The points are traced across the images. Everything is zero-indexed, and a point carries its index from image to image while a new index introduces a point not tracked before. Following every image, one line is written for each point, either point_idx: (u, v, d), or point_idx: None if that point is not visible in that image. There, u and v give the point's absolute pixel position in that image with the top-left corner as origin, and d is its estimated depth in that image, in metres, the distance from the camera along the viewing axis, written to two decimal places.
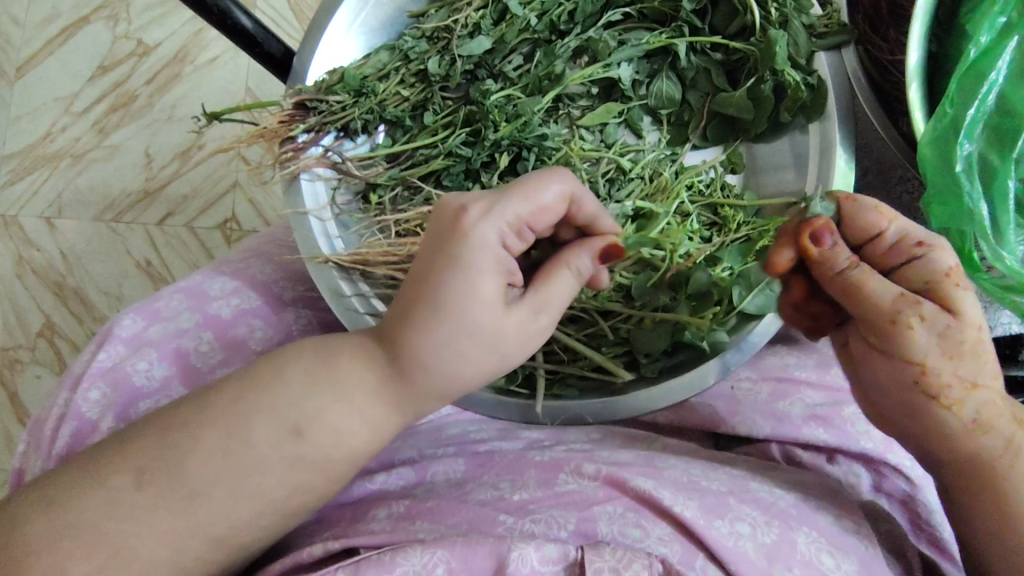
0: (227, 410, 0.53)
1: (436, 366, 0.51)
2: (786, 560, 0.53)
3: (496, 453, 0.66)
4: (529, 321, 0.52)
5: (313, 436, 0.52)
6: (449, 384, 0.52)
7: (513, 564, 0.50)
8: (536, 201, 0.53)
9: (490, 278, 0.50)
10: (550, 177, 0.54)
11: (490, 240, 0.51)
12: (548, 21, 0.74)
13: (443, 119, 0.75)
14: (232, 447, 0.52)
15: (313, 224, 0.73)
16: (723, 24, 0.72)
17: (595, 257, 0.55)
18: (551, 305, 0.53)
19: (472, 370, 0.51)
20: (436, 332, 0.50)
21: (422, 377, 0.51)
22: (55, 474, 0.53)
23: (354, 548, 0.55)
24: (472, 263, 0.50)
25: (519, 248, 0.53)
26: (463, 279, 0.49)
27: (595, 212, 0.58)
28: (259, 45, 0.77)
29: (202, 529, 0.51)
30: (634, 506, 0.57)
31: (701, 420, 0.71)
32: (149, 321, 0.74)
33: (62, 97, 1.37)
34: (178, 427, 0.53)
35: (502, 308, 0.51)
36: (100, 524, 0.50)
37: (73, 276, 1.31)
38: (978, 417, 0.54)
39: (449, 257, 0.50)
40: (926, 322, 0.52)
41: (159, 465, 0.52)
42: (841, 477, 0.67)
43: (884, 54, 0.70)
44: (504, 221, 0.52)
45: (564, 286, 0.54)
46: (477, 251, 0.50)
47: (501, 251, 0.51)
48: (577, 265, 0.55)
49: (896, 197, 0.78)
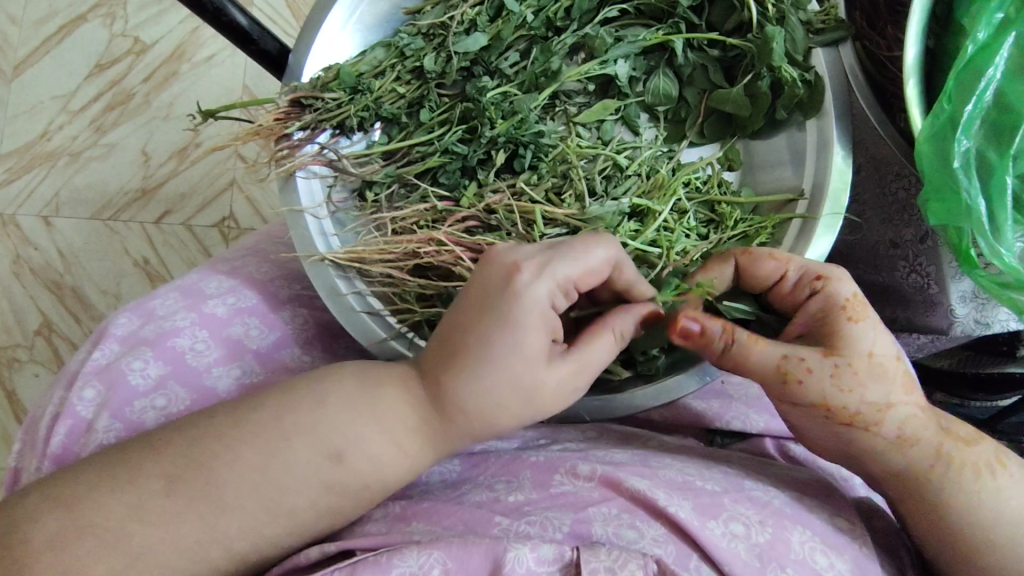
0: (268, 416, 0.55)
1: (478, 412, 0.53)
2: (780, 559, 0.53)
3: (491, 454, 0.66)
4: (570, 377, 0.54)
5: (330, 442, 0.54)
6: (486, 428, 0.54)
7: (508, 565, 0.50)
8: (585, 264, 0.55)
9: (537, 335, 0.53)
10: (598, 241, 0.56)
11: (540, 300, 0.54)
12: (545, 17, 0.73)
13: (439, 116, 0.75)
14: (261, 455, 0.53)
15: (308, 221, 0.73)
16: (721, 19, 0.72)
17: (639, 322, 0.58)
18: (595, 368, 0.56)
19: (509, 417, 0.54)
20: (477, 383, 0.53)
21: (460, 418, 0.54)
22: (71, 474, 0.54)
23: (350, 550, 0.55)
24: (523, 322, 0.53)
25: (563, 305, 0.56)
26: (511, 335, 0.53)
27: (637, 278, 0.60)
28: (253, 42, 0.77)
29: (222, 539, 0.52)
30: (630, 508, 0.56)
31: (695, 417, 0.71)
32: (145, 321, 0.75)
33: (58, 96, 1.36)
34: (211, 436, 0.54)
35: (547, 362, 0.54)
36: (121, 527, 0.51)
37: (71, 275, 1.31)
38: (901, 432, 0.56)
39: (498, 314, 0.53)
40: (813, 371, 0.55)
41: (184, 471, 0.53)
42: (833, 470, 0.66)
43: (881, 50, 0.69)
44: (555, 281, 0.54)
45: (608, 352, 0.57)
46: (527, 312, 0.53)
47: (549, 311, 0.54)
48: (624, 333, 0.57)
49: (892, 193, 0.76)
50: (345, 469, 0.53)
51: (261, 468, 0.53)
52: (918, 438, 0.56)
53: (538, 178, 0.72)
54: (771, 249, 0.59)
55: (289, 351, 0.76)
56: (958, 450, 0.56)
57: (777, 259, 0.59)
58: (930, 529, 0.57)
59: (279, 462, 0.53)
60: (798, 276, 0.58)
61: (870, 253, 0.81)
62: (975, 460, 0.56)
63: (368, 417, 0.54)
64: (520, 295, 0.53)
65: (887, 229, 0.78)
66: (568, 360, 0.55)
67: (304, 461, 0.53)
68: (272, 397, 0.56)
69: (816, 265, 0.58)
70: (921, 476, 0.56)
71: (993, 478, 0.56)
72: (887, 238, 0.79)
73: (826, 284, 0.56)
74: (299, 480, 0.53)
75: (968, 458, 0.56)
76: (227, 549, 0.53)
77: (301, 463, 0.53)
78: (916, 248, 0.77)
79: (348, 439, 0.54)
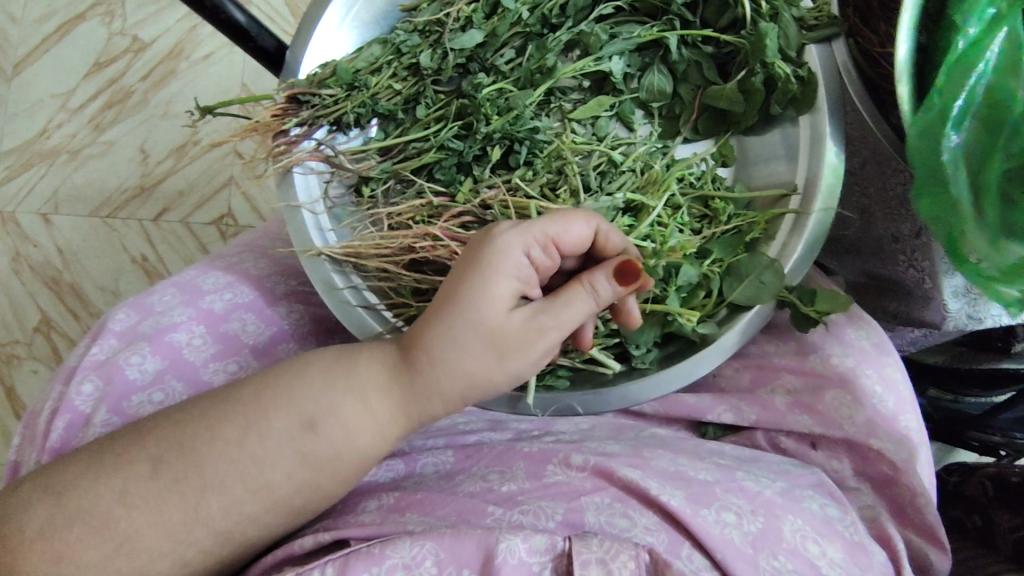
0: (251, 399, 0.56)
1: (439, 356, 0.54)
2: (772, 547, 0.54)
3: (485, 445, 0.67)
4: (533, 323, 0.54)
5: (324, 430, 0.55)
6: (448, 377, 0.55)
7: (500, 556, 0.50)
8: (567, 223, 0.57)
9: (503, 280, 0.54)
10: (586, 210, 0.58)
11: (512, 243, 0.55)
12: (540, 14, 0.74)
13: (435, 113, 0.75)
14: (249, 438, 0.54)
15: (306, 217, 0.75)
16: (714, 16, 0.73)
17: (612, 276, 0.53)
18: (560, 320, 0.54)
19: (468, 361, 0.54)
20: (442, 324, 0.54)
21: (425, 366, 0.55)
22: (64, 465, 0.55)
23: (344, 540, 0.56)
24: (490, 267, 0.54)
25: (542, 261, 0.57)
26: (480, 275, 0.54)
27: (625, 246, 0.59)
28: (252, 40, 0.77)
29: (208, 520, 0.53)
30: (622, 497, 0.57)
31: (687, 411, 0.71)
32: (143, 316, 0.75)
33: (57, 94, 1.37)
34: (198, 420, 0.56)
35: (509, 309, 0.54)
36: (110, 511, 0.53)
37: (70, 271, 1.31)
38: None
39: (474, 261, 0.56)
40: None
41: (171, 455, 0.54)
42: (824, 463, 0.66)
43: (875, 46, 0.66)
44: (530, 231, 0.56)
45: (578, 304, 0.54)
46: (498, 254, 0.55)
47: (521, 259, 0.55)
48: (595, 286, 0.54)
49: (891, 189, 0.74)
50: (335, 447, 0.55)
51: (260, 457, 0.54)
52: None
53: (533, 174, 0.72)
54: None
55: (285, 346, 0.76)
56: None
57: None
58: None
59: (269, 446, 0.54)
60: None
61: (877, 244, 0.79)
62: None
63: (359, 402, 0.55)
64: (495, 238, 0.56)
65: (887, 225, 0.76)
66: (535, 307, 0.54)
67: (296, 445, 0.54)
68: (266, 388, 0.56)
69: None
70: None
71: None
72: (888, 233, 0.77)
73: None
74: (289, 464, 0.54)
75: None
76: (211, 529, 0.54)
77: (299, 450, 0.54)
78: (913, 244, 0.75)
79: (345, 427, 0.55)
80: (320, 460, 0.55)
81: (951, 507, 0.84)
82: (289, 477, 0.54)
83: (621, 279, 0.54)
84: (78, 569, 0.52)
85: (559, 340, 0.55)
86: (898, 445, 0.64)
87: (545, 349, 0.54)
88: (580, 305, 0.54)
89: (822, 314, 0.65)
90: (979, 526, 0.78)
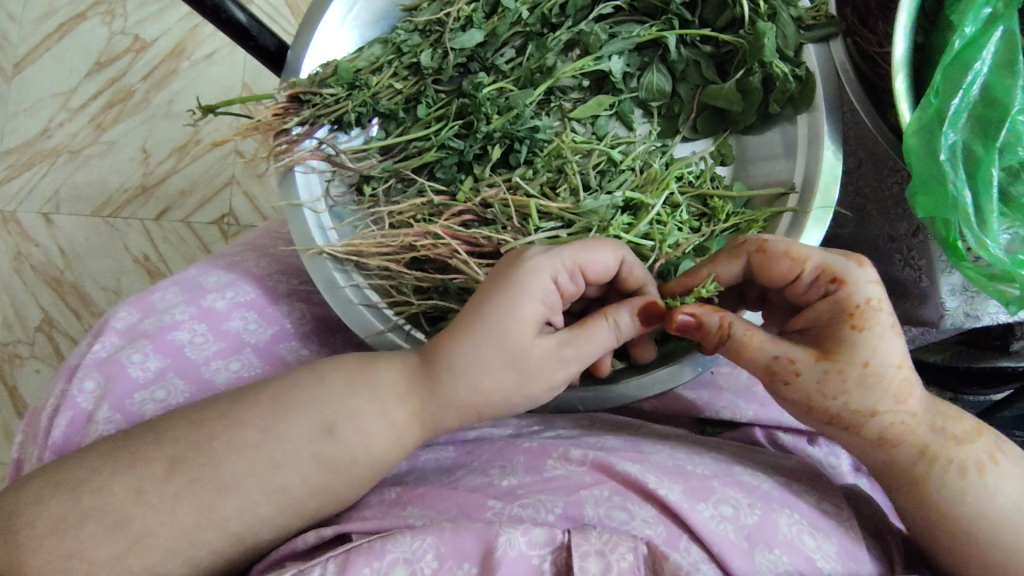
0: (268, 398, 0.57)
1: (461, 372, 0.56)
2: (768, 540, 0.54)
3: (485, 441, 0.67)
4: (558, 351, 0.56)
5: (342, 433, 0.55)
6: (469, 394, 0.56)
7: (500, 549, 0.51)
8: (596, 254, 0.58)
9: (532, 307, 0.55)
10: (611, 240, 0.60)
11: (543, 269, 0.56)
12: (540, 14, 0.74)
13: (436, 112, 0.75)
14: (267, 440, 0.55)
15: (307, 215, 0.74)
16: (713, 16, 0.73)
17: (635, 314, 0.57)
18: (584, 351, 0.56)
19: (491, 382, 0.55)
20: (467, 343, 0.55)
21: (446, 378, 0.56)
22: (76, 461, 0.56)
23: (346, 534, 0.56)
24: (520, 292, 0.55)
25: (569, 288, 0.58)
26: (511, 299, 0.55)
27: (646, 280, 0.61)
28: (252, 39, 0.78)
29: (212, 514, 0.54)
30: (621, 491, 0.57)
31: (686, 406, 0.72)
32: (144, 314, 0.76)
33: (59, 93, 1.37)
34: (214, 418, 0.56)
35: (535, 335, 0.55)
36: (118, 507, 0.53)
37: (72, 271, 1.31)
38: (884, 433, 0.56)
39: (502, 284, 0.56)
40: (804, 372, 0.55)
41: (188, 455, 0.55)
42: (821, 459, 0.68)
43: (872, 46, 0.70)
44: (560, 260, 0.57)
45: (600, 336, 0.57)
46: (532, 278, 0.56)
47: (550, 286, 0.56)
48: (618, 321, 0.57)
49: (886, 188, 0.76)
50: (334, 438, 0.55)
51: (277, 458, 0.55)
52: (969, 439, 0.57)
53: (533, 173, 0.72)
54: (789, 246, 0.56)
55: (286, 345, 0.76)
56: (943, 449, 0.56)
57: (794, 255, 0.56)
58: (925, 521, 0.57)
59: (286, 448, 0.55)
60: (813, 275, 0.56)
61: (870, 245, 0.79)
62: (962, 459, 0.56)
63: (371, 402, 0.57)
64: (528, 261, 0.57)
65: (883, 223, 0.77)
66: (561, 335, 0.56)
67: (314, 448, 0.55)
68: (275, 386, 0.58)
69: (835, 259, 0.56)
70: (908, 471, 0.57)
71: (980, 477, 0.56)
72: (884, 232, 0.77)
73: (853, 271, 0.55)
74: (305, 465, 0.55)
75: (955, 456, 0.56)
76: (223, 529, 0.54)
77: (308, 441, 0.55)
78: (909, 243, 0.76)
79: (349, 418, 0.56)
80: (336, 464, 0.55)
81: None
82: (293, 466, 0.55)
83: (642, 317, 0.57)
84: (88, 565, 0.52)
85: (579, 369, 0.57)
86: None
87: (565, 376, 0.57)
88: (602, 338, 0.57)
89: None
90: None
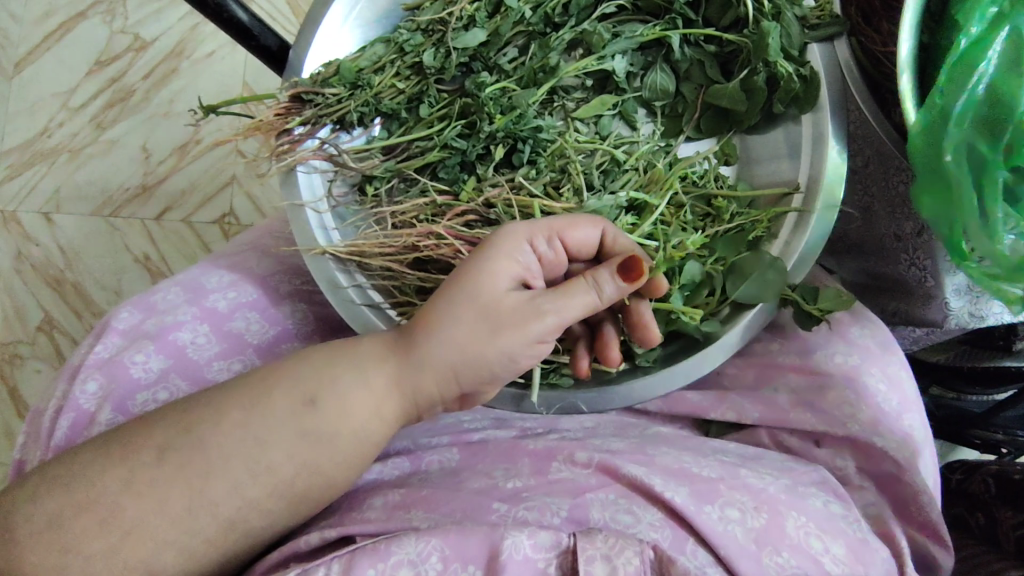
0: (256, 386, 0.58)
1: (437, 328, 0.57)
2: (776, 543, 0.54)
3: (489, 443, 0.67)
4: (529, 305, 0.56)
5: (327, 409, 0.57)
6: (444, 350, 0.57)
7: (506, 552, 0.50)
8: (575, 220, 0.59)
9: (504, 262, 0.57)
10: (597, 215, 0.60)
11: (517, 231, 0.59)
12: (543, 13, 0.74)
13: (438, 111, 0.75)
14: (254, 421, 0.56)
15: (309, 215, 0.74)
16: (717, 15, 0.72)
17: (614, 272, 0.55)
18: (558, 305, 0.56)
19: (463, 334, 0.57)
20: (444, 299, 0.58)
21: (423, 338, 0.58)
22: (71, 457, 0.56)
23: (350, 536, 0.56)
24: (493, 249, 0.58)
25: (547, 252, 0.59)
26: (484, 255, 0.58)
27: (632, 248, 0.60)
28: (254, 38, 0.77)
29: (213, 508, 0.54)
30: (627, 494, 0.57)
31: (690, 409, 0.71)
32: (146, 315, 0.75)
33: (59, 93, 1.37)
34: (205, 408, 0.57)
35: (508, 291, 0.57)
36: (117, 503, 0.53)
37: (73, 270, 1.31)
38: None
39: (482, 246, 0.59)
40: None
41: (181, 444, 0.55)
42: (825, 463, 0.66)
43: (876, 45, 0.69)
44: (537, 224, 0.59)
45: (578, 294, 0.56)
46: (504, 238, 0.59)
47: (524, 246, 0.58)
48: (598, 281, 0.56)
49: (894, 187, 0.74)
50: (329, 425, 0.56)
51: (263, 438, 0.55)
52: None
53: (536, 173, 0.72)
54: None
55: (288, 345, 0.76)
56: None
57: None
58: None
59: (272, 427, 0.56)
60: None
61: (877, 244, 0.79)
62: None
63: (370, 398, 0.57)
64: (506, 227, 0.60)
65: (889, 223, 0.76)
66: (535, 292, 0.57)
67: (298, 424, 0.56)
68: (275, 384, 0.58)
69: None
70: None
71: None
72: (890, 232, 0.76)
73: None
74: (292, 445, 0.56)
75: None
76: (216, 517, 0.54)
77: (303, 431, 0.56)
78: (916, 243, 0.74)
79: (344, 407, 0.57)
80: (318, 437, 0.56)
81: (953, 504, 0.81)
82: (293, 460, 0.55)
83: (624, 277, 0.56)
84: (86, 561, 0.52)
85: (555, 327, 0.56)
86: (899, 439, 0.64)
87: (540, 332, 0.56)
88: (580, 296, 0.56)
89: (827, 312, 0.66)
90: (982, 524, 0.75)
